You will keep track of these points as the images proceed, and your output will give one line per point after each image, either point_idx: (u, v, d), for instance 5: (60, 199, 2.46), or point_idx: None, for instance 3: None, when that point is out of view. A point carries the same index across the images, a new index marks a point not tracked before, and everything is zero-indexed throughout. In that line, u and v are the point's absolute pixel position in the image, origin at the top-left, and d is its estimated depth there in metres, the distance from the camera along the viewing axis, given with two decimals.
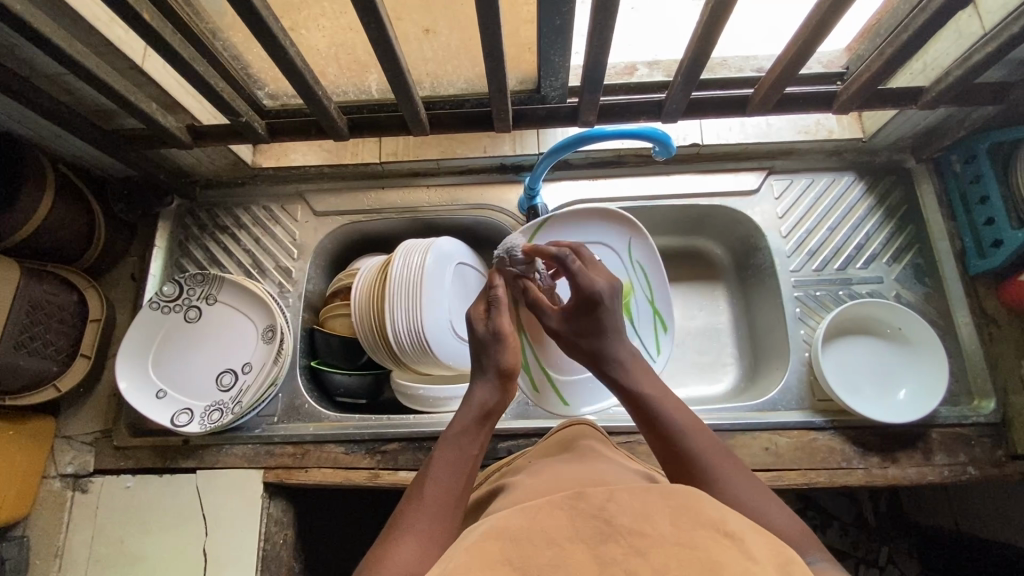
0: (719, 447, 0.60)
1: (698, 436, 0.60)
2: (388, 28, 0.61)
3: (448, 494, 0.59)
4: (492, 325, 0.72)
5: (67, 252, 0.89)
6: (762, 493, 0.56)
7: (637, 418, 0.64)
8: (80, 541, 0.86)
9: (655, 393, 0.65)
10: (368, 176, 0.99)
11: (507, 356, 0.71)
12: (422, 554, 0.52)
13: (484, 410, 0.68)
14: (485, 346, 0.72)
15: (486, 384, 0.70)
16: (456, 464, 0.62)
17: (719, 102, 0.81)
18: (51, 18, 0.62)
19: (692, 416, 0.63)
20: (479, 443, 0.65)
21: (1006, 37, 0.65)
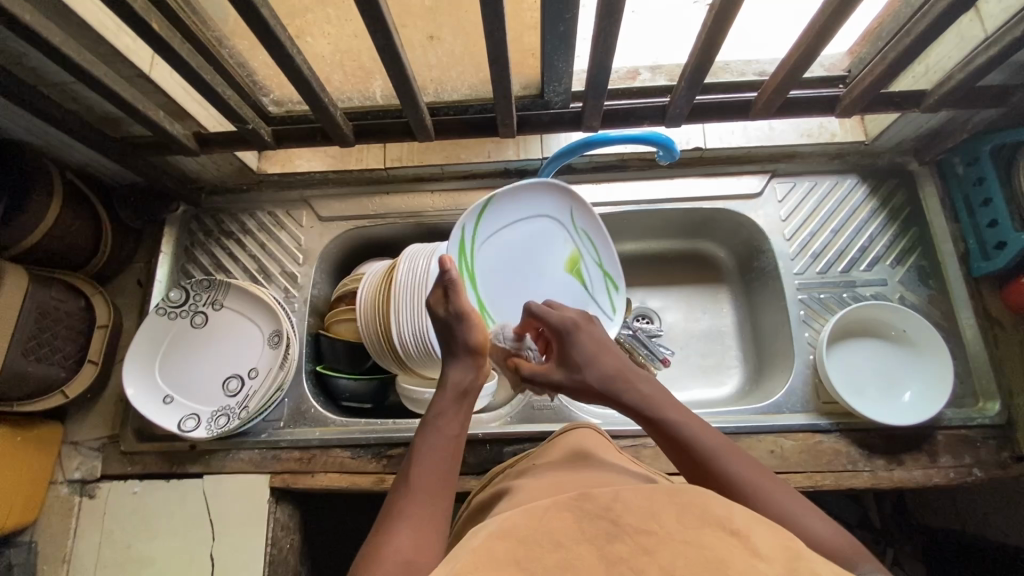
0: (760, 469, 0.59)
1: (734, 460, 0.59)
2: (394, 36, 0.62)
3: (433, 477, 0.60)
4: (453, 308, 0.71)
5: (73, 258, 0.90)
6: (805, 506, 0.55)
7: (670, 447, 0.63)
8: (88, 547, 0.86)
9: (679, 416, 0.64)
10: (373, 182, 1.00)
11: (474, 334, 0.71)
12: (418, 540, 0.53)
13: (460, 390, 0.69)
14: (449, 329, 0.71)
15: (458, 365, 0.71)
16: (440, 448, 0.63)
17: (722, 106, 0.82)
18: (61, 28, 0.63)
19: (724, 441, 0.61)
20: (460, 422, 0.67)
21: (1008, 40, 0.66)
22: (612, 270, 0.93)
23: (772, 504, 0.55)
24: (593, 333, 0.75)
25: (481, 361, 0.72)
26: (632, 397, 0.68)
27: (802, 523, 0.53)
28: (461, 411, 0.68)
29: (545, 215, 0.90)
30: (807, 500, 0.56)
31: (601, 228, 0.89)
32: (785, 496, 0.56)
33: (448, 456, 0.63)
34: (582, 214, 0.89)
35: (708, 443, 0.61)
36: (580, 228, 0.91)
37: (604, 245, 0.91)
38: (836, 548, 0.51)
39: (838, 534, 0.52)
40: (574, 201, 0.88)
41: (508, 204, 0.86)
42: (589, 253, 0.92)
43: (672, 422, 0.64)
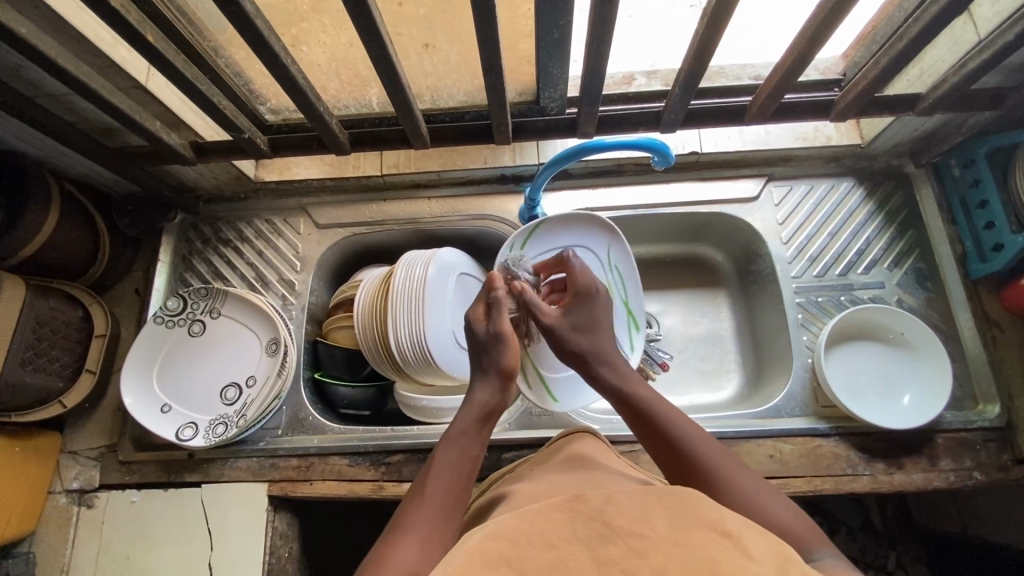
0: (726, 453, 0.60)
1: (703, 441, 0.61)
2: (388, 45, 0.62)
3: (450, 492, 0.60)
4: (492, 327, 0.74)
5: (71, 268, 0.90)
6: (770, 494, 0.56)
7: (640, 426, 0.65)
8: (86, 557, 0.86)
9: (656, 399, 0.66)
10: (369, 189, 1.00)
11: (506, 356, 0.72)
12: (424, 552, 0.53)
13: (484, 410, 0.69)
14: (484, 346, 0.74)
15: (485, 384, 0.71)
16: (457, 463, 0.62)
17: (717, 111, 0.82)
18: (57, 40, 0.63)
19: (699, 429, 0.62)
20: (480, 444, 0.66)
21: (1001, 43, 0.66)
22: (636, 310, 0.91)
23: (738, 487, 0.56)
24: (605, 312, 0.77)
25: (507, 386, 0.72)
26: (611, 380, 0.70)
27: (762, 507, 0.55)
28: (481, 432, 0.67)
29: (587, 254, 0.92)
30: (772, 487, 0.57)
31: (634, 266, 0.90)
32: (749, 480, 0.57)
33: (465, 472, 0.62)
34: (618, 251, 0.91)
35: (680, 425, 0.62)
36: (614, 266, 0.92)
37: (635, 285, 0.91)
38: (794, 535, 0.52)
39: (799, 519, 0.54)
40: (613, 238, 0.91)
41: (552, 236, 0.91)
42: (619, 291, 0.92)
43: (648, 402, 0.65)
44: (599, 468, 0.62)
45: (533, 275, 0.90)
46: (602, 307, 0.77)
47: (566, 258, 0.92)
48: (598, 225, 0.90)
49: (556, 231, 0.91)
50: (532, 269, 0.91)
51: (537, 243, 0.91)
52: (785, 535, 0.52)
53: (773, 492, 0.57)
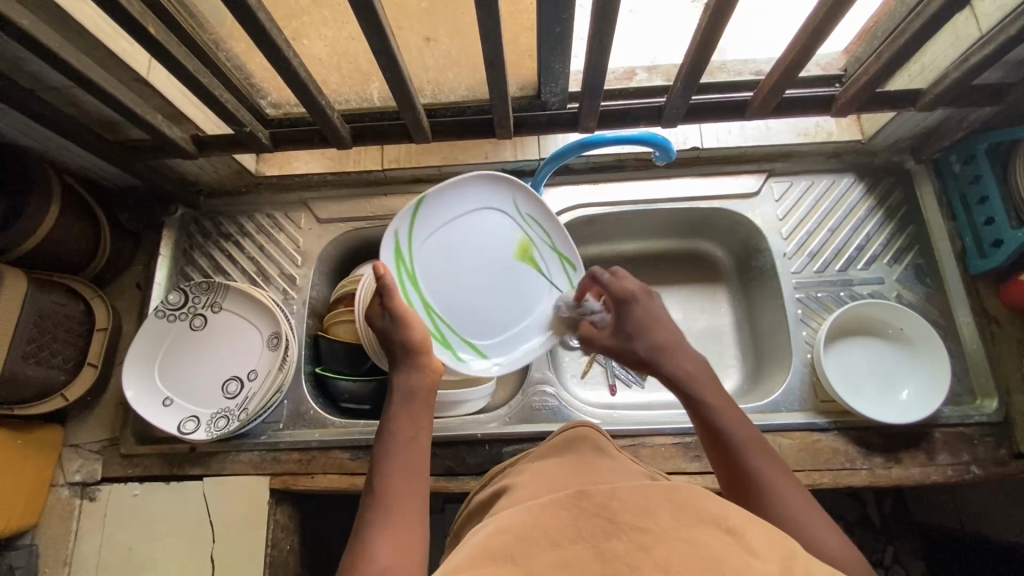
0: (777, 461, 0.60)
1: (758, 449, 0.61)
2: (390, 38, 0.62)
3: (402, 483, 0.60)
4: (391, 313, 0.69)
5: (72, 262, 0.90)
6: (814, 516, 0.54)
7: (700, 426, 0.65)
8: (89, 548, 0.86)
9: (718, 402, 0.65)
10: (371, 183, 1.00)
11: (415, 334, 0.69)
12: (395, 552, 0.53)
13: (408, 394, 0.67)
14: (386, 336, 0.69)
15: (404, 370, 0.69)
16: (402, 451, 0.63)
17: (718, 106, 0.82)
18: (57, 33, 0.63)
19: (753, 430, 0.63)
20: (417, 421, 0.66)
21: (1004, 38, 0.66)
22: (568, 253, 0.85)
23: (776, 495, 0.57)
24: (650, 307, 0.75)
25: (423, 360, 0.69)
26: (670, 371, 0.69)
27: (805, 528, 0.53)
28: (416, 410, 0.66)
29: (496, 214, 0.81)
30: (819, 508, 0.56)
31: (551, 213, 0.83)
32: (797, 497, 0.56)
33: (410, 458, 0.62)
34: (523, 197, 0.81)
35: (738, 433, 0.62)
36: (527, 215, 0.83)
37: (557, 229, 0.83)
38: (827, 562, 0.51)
39: (839, 544, 0.52)
40: (513, 185, 0.80)
41: (442, 207, 0.76)
42: (542, 238, 0.84)
43: (708, 403, 0.65)
44: (587, 451, 0.65)
45: (444, 252, 0.76)
46: (641, 308, 0.74)
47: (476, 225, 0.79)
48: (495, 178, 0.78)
49: (440, 201, 0.75)
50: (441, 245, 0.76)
51: (425, 223, 0.75)
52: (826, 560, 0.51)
53: (818, 515, 0.55)
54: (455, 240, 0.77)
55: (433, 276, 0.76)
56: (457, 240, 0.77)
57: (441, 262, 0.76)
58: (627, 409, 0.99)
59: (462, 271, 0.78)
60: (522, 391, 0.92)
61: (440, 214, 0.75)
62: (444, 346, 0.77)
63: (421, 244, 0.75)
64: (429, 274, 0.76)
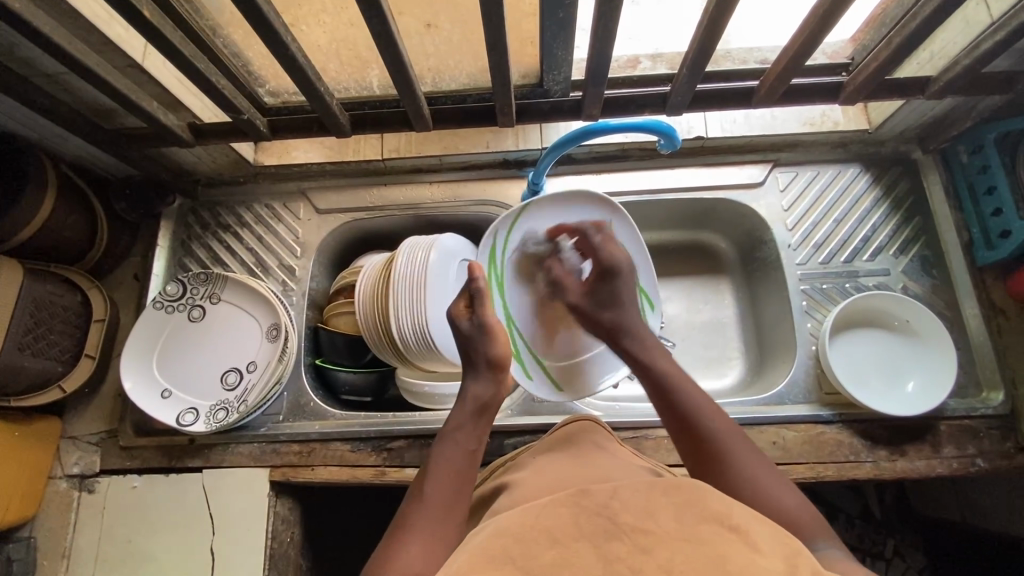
0: (732, 427, 0.62)
1: (715, 417, 0.62)
2: (390, 23, 0.60)
3: (450, 489, 0.59)
4: (477, 319, 0.70)
5: (69, 252, 0.89)
6: (775, 479, 0.58)
7: (656, 395, 0.65)
8: (88, 541, 0.86)
9: (674, 374, 0.66)
10: (371, 173, 0.99)
11: (498, 346, 0.70)
12: (427, 555, 0.53)
13: (478, 405, 0.67)
14: (470, 340, 0.70)
15: (479, 379, 0.69)
16: (455, 458, 0.62)
17: (724, 94, 0.80)
18: (51, 17, 0.62)
19: (709, 399, 0.64)
20: (478, 435, 0.65)
21: (1016, 24, 0.64)
22: (649, 287, 0.86)
23: (737, 461, 0.58)
24: (630, 283, 0.75)
25: (502, 376, 0.70)
26: (631, 346, 0.70)
27: (767, 492, 0.56)
28: (481, 425, 0.66)
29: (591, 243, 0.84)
30: (778, 470, 0.59)
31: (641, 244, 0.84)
32: (756, 459, 0.59)
33: (464, 466, 0.62)
34: (620, 226, 0.84)
35: (696, 401, 0.63)
36: (619, 246, 0.85)
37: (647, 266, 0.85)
38: (794, 520, 0.55)
39: (800, 505, 0.56)
40: (616, 213, 0.84)
41: (539, 221, 0.85)
42: (628, 272, 0.86)
43: (664, 375, 0.66)
44: (588, 447, 0.65)
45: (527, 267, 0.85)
46: (622, 282, 0.75)
47: (558, 247, 0.83)
48: (596, 200, 0.83)
49: (547, 212, 0.84)
50: (523, 259, 0.85)
51: (525, 229, 0.85)
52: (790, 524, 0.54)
53: (778, 476, 0.58)
54: (542, 259, 0.84)
55: (517, 289, 0.85)
56: (535, 259, 0.85)
57: (528, 271, 0.85)
58: (629, 401, 0.98)
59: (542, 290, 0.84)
60: (524, 383, 0.91)
61: (542, 224, 0.85)
62: (517, 362, 0.84)
63: (513, 253, 0.85)
64: (515, 286, 0.85)
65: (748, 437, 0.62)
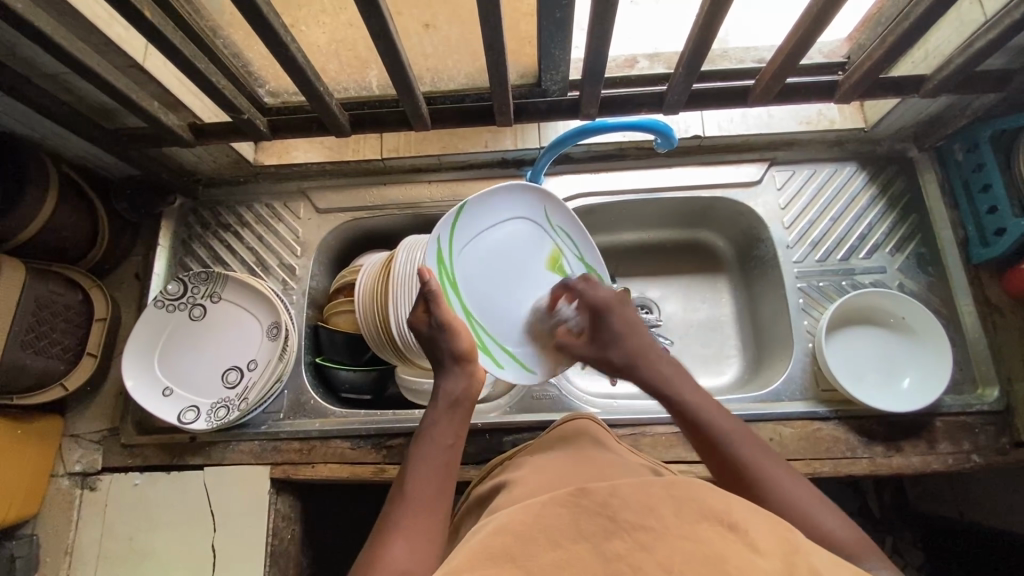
0: (765, 450, 0.60)
1: (746, 443, 0.61)
2: (389, 23, 0.61)
3: (429, 485, 0.60)
4: (436, 319, 0.69)
5: (70, 252, 0.90)
6: (812, 497, 0.56)
7: (687, 429, 0.65)
8: (90, 538, 0.86)
9: (695, 399, 0.66)
10: (371, 173, 1.00)
11: (461, 341, 0.70)
12: (412, 549, 0.54)
13: (452, 401, 0.68)
14: (433, 341, 0.70)
15: (450, 375, 0.70)
16: (434, 456, 0.63)
17: (720, 93, 0.81)
18: (52, 18, 0.62)
19: (735, 421, 0.63)
20: (455, 431, 0.66)
21: (1009, 23, 0.65)
22: (593, 262, 0.90)
23: (773, 488, 0.57)
24: (627, 315, 0.75)
25: (472, 368, 0.71)
26: (644, 374, 0.70)
27: (808, 513, 0.55)
28: (456, 419, 0.67)
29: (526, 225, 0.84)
30: (812, 486, 0.57)
31: (579, 224, 0.87)
32: (789, 479, 0.57)
33: (444, 463, 0.63)
34: (560, 211, 0.86)
35: (722, 427, 0.62)
36: (557, 227, 0.87)
37: (586, 241, 0.88)
38: (838, 540, 0.53)
39: (844, 528, 0.54)
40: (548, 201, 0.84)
41: (479, 212, 0.79)
42: (569, 247, 0.88)
43: (686, 402, 0.66)
44: (590, 445, 0.65)
45: (480, 259, 0.79)
46: (619, 316, 0.74)
47: (505, 231, 0.82)
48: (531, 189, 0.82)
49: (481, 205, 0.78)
50: (475, 254, 0.80)
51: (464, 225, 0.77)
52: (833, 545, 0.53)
53: (815, 495, 0.57)
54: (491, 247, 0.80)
55: (471, 285, 0.78)
56: (489, 250, 0.80)
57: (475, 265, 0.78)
58: (627, 398, 0.99)
59: (493, 280, 0.80)
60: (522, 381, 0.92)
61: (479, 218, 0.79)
62: (485, 354, 0.78)
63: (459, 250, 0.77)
64: (470, 281, 0.78)
65: (779, 456, 0.60)
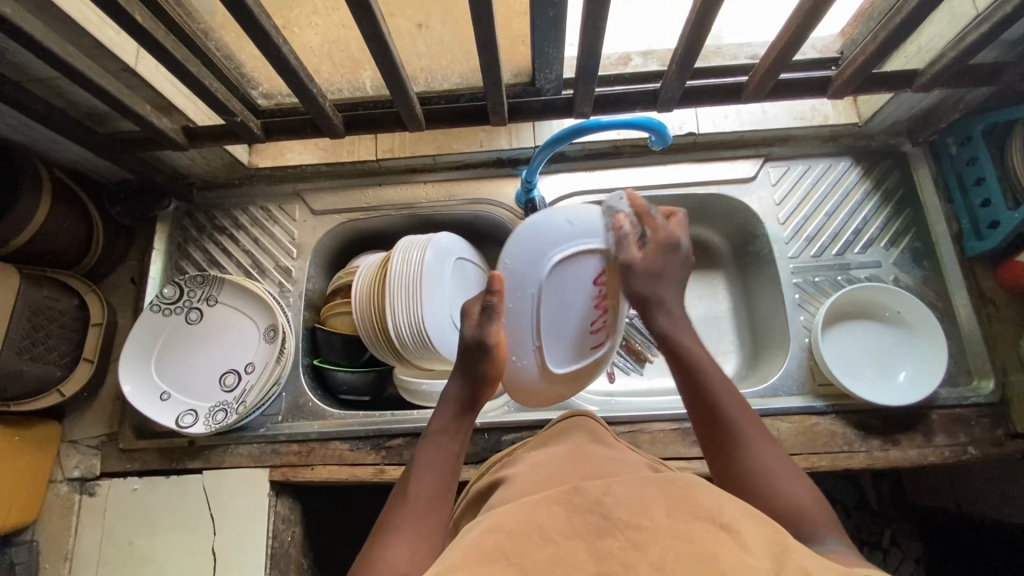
0: (751, 417, 0.63)
1: (732, 402, 0.64)
2: (381, 24, 0.61)
3: (432, 494, 0.61)
4: (477, 333, 0.70)
5: (64, 257, 0.89)
6: (785, 468, 0.59)
7: (680, 372, 0.68)
8: (89, 544, 0.86)
9: (698, 350, 0.68)
10: (366, 174, 1.00)
11: (491, 366, 0.70)
12: (413, 550, 0.54)
13: (462, 407, 0.70)
14: (470, 351, 0.70)
15: (456, 380, 0.71)
16: (437, 462, 0.64)
17: (714, 90, 0.81)
18: (42, 22, 0.62)
19: (727, 381, 0.66)
20: (460, 441, 0.67)
21: (1000, 16, 0.65)
22: None
23: (751, 451, 0.60)
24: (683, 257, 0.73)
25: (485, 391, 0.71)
26: (660, 321, 0.71)
27: (778, 483, 0.57)
28: (461, 430, 0.68)
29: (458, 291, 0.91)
30: (791, 461, 0.60)
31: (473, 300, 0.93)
32: (769, 451, 0.60)
33: (448, 470, 0.64)
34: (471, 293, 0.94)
35: (716, 382, 0.65)
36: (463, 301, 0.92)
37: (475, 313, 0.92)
38: (803, 513, 0.55)
39: (810, 498, 0.56)
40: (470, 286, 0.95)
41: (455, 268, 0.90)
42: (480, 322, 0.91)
43: (689, 353, 0.68)
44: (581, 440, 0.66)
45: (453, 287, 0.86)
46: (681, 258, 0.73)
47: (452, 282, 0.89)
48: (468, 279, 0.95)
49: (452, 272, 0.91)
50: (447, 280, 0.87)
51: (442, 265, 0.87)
52: (794, 506, 0.56)
53: (792, 467, 0.59)
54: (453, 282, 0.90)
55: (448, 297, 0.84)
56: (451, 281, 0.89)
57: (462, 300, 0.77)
58: (626, 396, 0.99)
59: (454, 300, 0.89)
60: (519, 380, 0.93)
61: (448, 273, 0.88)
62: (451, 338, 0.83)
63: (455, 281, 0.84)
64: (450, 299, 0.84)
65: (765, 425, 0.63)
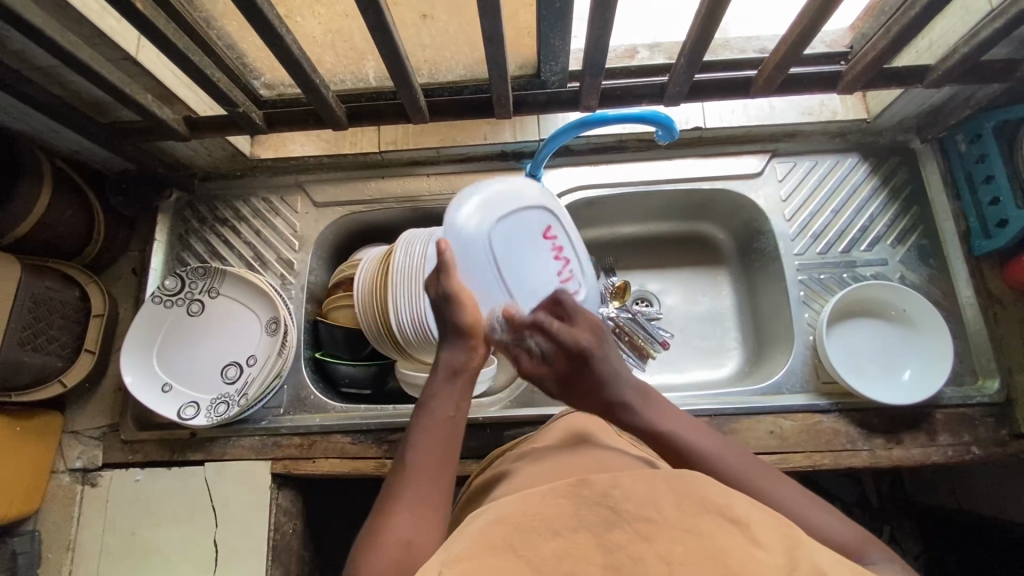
0: (753, 462, 0.59)
1: (728, 454, 0.58)
2: (386, 13, 0.60)
3: (432, 462, 0.59)
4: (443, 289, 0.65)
5: (65, 247, 0.89)
6: (806, 498, 0.55)
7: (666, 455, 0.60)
8: (91, 534, 0.86)
9: (669, 424, 0.61)
10: (368, 166, 0.99)
11: (463, 315, 0.65)
12: (419, 520, 0.54)
13: (453, 369, 0.65)
14: (440, 311, 0.66)
15: (447, 346, 0.66)
16: (433, 429, 0.61)
17: (722, 84, 0.80)
18: (42, 9, 0.61)
19: (706, 433, 0.61)
20: (456, 402, 0.64)
21: (1015, 12, 0.64)
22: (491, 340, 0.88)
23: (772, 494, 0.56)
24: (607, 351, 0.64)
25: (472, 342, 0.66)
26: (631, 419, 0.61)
27: (810, 518, 0.54)
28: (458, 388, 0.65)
29: None
30: (799, 485, 0.57)
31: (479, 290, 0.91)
32: (786, 490, 0.56)
33: (446, 435, 0.61)
34: None
35: (705, 446, 0.59)
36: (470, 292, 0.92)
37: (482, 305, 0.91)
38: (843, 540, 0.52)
39: (847, 526, 0.54)
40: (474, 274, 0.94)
41: None
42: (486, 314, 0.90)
43: (662, 429, 0.60)
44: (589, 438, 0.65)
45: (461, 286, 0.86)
46: (599, 357, 0.63)
47: None
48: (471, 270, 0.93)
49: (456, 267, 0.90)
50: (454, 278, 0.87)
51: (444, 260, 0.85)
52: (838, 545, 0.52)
53: (807, 494, 0.56)
54: None
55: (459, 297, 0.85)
56: None
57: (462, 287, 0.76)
58: None
59: None
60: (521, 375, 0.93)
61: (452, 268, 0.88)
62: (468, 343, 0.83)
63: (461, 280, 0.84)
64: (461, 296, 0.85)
65: (764, 463, 0.59)
